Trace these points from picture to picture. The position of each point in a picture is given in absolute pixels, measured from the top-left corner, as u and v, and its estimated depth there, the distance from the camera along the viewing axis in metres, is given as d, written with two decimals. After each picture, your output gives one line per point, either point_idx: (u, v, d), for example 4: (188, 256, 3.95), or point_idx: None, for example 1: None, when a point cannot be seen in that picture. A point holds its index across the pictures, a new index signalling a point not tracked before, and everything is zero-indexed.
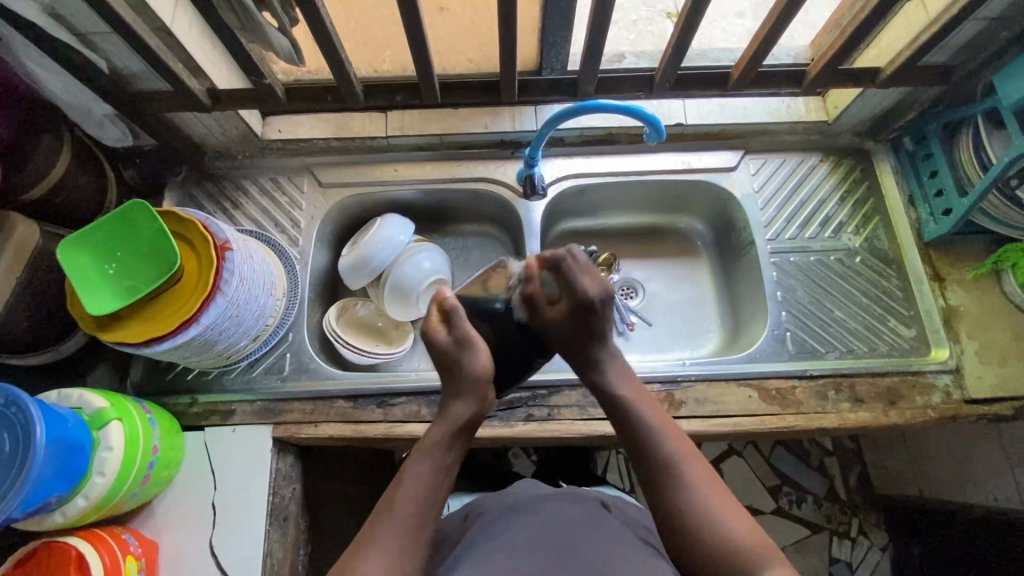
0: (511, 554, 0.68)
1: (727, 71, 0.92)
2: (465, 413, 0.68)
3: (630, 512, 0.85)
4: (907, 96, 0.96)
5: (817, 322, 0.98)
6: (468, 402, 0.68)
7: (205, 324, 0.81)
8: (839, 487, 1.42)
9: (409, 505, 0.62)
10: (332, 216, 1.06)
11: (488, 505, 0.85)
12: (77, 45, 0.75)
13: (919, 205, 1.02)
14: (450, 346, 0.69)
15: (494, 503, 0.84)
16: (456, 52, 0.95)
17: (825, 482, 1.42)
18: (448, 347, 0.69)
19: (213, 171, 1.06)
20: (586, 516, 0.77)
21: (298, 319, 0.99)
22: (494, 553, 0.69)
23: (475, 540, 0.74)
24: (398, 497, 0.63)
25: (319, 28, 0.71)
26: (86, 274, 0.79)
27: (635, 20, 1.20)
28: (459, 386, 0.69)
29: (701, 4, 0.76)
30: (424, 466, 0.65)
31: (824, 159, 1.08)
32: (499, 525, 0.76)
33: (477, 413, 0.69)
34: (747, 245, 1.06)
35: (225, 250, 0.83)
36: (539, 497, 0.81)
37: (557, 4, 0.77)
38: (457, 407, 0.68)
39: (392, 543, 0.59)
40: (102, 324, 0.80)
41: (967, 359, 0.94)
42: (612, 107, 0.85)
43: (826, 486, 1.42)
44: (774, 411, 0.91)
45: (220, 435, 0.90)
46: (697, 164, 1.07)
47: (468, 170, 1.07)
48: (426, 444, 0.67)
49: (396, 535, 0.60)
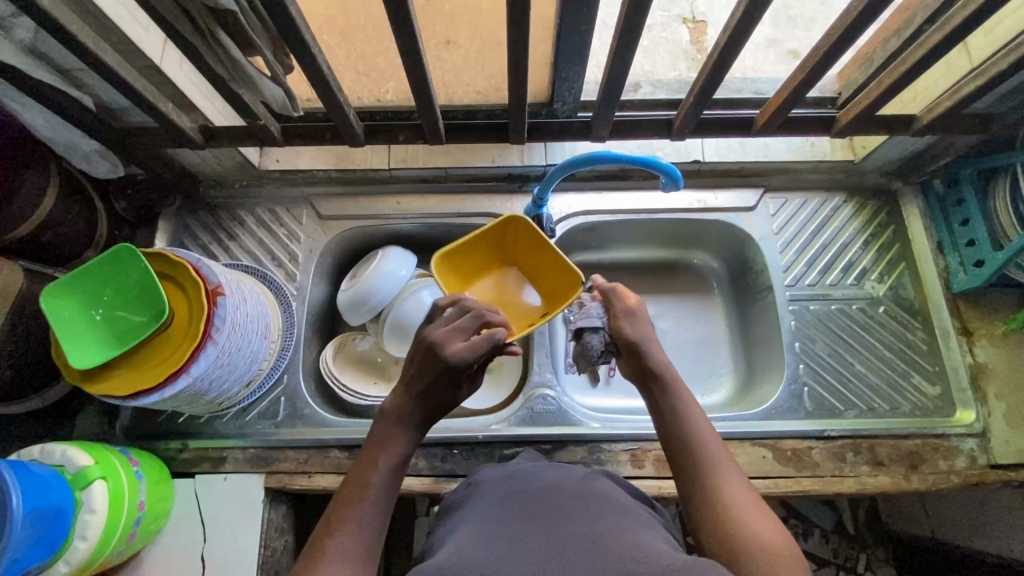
0: (501, 529, 0.57)
1: (752, 116, 0.87)
2: (406, 427, 0.65)
3: (637, 491, 0.71)
4: (938, 142, 0.90)
5: (837, 376, 0.94)
6: (411, 415, 0.65)
7: (195, 375, 0.76)
8: (847, 520, 1.29)
9: (365, 520, 0.58)
10: (332, 249, 1.02)
11: (479, 482, 0.72)
12: (63, 85, 0.71)
13: (948, 253, 0.96)
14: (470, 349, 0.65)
15: (488, 481, 0.70)
16: (463, 84, 0.89)
17: (833, 513, 1.29)
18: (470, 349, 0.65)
19: (208, 201, 1.02)
20: (584, 496, 0.63)
21: (294, 361, 0.95)
22: (483, 529, 0.58)
23: (457, 524, 0.63)
24: (354, 510, 0.59)
25: (318, 75, 0.66)
26: (72, 325, 0.75)
27: (649, 26, 1.18)
28: (409, 397, 0.66)
29: (731, 52, 0.70)
30: (378, 481, 0.61)
31: (848, 200, 1.03)
32: (489, 498, 0.65)
33: (416, 427, 0.66)
34: (764, 290, 1.01)
35: (217, 295, 0.78)
36: (536, 469, 0.70)
37: (570, 46, 0.72)
38: (398, 420, 0.65)
39: (352, 553, 0.55)
40: (91, 378, 0.76)
41: (994, 422, 0.89)
42: (628, 159, 0.80)
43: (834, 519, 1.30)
44: (789, 473, 0.87)
45: (211, 483, 0.87)
46: (713, 203, 1.02)
47: (475, 205, 1.02)
48: (373, 457, 0.62)
49: (358, 548, 0.56)
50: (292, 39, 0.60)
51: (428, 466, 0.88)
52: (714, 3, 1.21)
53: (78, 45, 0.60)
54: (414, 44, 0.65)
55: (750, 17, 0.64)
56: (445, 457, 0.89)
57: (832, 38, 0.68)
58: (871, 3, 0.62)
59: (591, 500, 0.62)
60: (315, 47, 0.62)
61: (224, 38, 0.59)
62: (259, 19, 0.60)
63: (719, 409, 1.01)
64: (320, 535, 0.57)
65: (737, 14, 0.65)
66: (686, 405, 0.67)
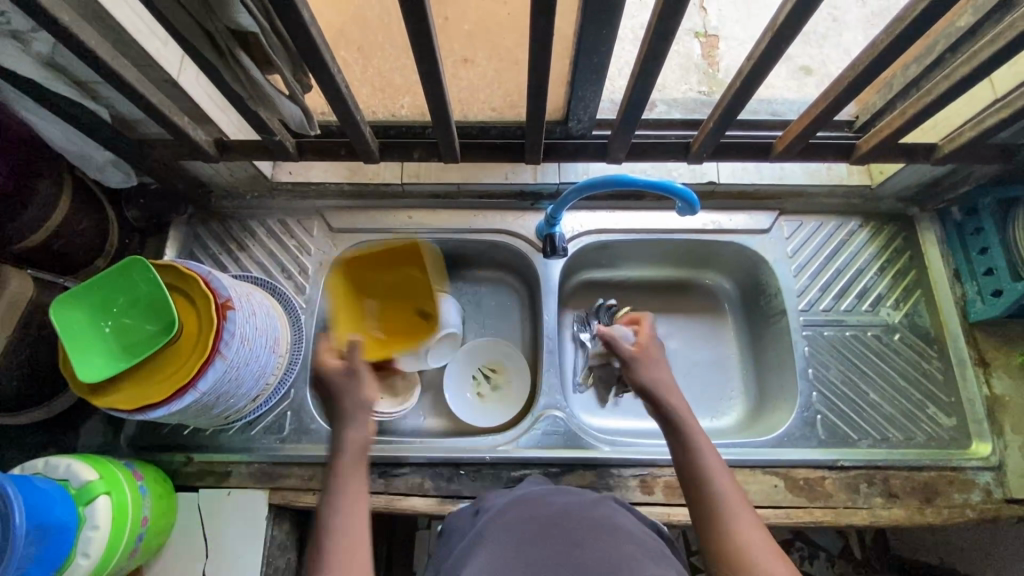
0: (517, 553, 0.56)
1: (771, 141, 0.87)
2: (358, 441, 0.68)
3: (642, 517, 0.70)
4: (959, 171, 0.89)
5: (850, 404, 0.92)
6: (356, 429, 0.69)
7: (203, 390, 0.75)
8: (854, 544, 1.23)
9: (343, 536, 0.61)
10: (342, 262, 1.02)
11: (486, 506, 0.70)
12: (81, 98, 0.71)
13: (965, 281, 0.95)
14: (339, 374, 0.72)
15: (497, 504, 0.69)
16: (478, 101, 0.88)
17: (839, 537, 1.24)
18: (335, 375, 0.72)
19: (219, 211, 1.02)
20: (591, 522, 0.62)
21: (300, 375, 0.95)
22: (501, 553, 0.57)
23: (472, 543, 0.62)
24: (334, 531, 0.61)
25: (338, 95, 0.66)
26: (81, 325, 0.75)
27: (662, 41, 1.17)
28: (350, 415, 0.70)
29: (755, 79, 0.69)
30: (347, 497, 0.64)
31: (864, 224, 1.02)
32: (503, 518, 0.64)
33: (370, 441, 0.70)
34: (777, 313, 1.00)
35: (226, 309, 0.77)
36: (545, 492, 0.69)
37: (590, 70, 0.72)
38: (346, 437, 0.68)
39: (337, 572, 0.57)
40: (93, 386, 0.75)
41: (1011, 455, 0.88)
42: (643, 183, 0.79)
43: (840, 542, 1.24)
44: (801, 503, 0.85)
45: (214, 498, 0.87)
46: (728, 225, 1.01)
47: (486, 221, 1.02)
48: (339, 477, 0.65)
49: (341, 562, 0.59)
50: (313, 61, 0.59)
51: (434, 486, 0.87)
52: (727, 17, 1.20)
53: (99, 61, 0.59)
54: (435, 67, 0.65)
55: (776, 46, 0.64)
56: (452, 477, 0.88)
57: (859, 68, 0.68)
58: (901, 35, 0.61)
59: (599, 527, 0.61)
60: (336, 68, 0.62)
61: (245, 58, 0.59)
62: (282, 40, 0.60)
63: (729, 433, 0.99)
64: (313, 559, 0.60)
65: (763, 43, 0.65)
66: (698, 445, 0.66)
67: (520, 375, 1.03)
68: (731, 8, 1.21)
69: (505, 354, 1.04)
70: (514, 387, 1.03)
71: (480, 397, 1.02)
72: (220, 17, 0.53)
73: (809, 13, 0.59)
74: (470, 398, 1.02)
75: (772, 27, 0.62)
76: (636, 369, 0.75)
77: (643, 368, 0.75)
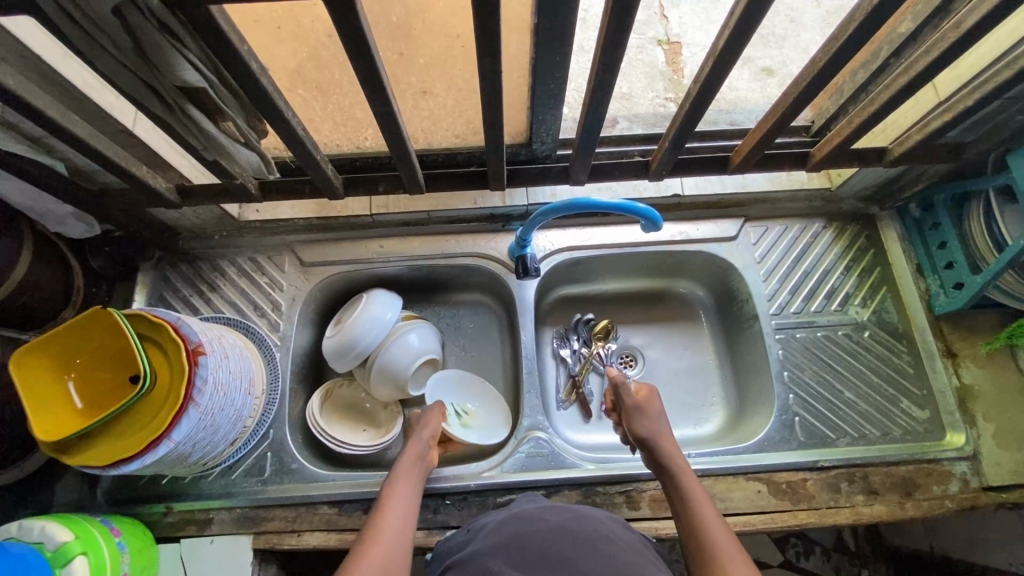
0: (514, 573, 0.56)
1: (728, 154, 0.89)
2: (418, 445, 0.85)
3: (632, 531, 0.70)
4: (911, 171, 0.92)
5: (826, 404, 0.94)
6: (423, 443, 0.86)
7: (177, 440, 0.73)
8: (848, 535, 1.23)
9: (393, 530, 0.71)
10: (316, 296, 1.01)
11: (485, 523, 0.70)
12: (34, 154, 0.71)
13: (928, 275, 0.98)
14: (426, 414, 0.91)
15: (495, 522, 0.69)
16: (442, 129, 0.89)
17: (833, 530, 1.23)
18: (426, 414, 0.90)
19: (187, 252, 1.01)
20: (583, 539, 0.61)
21: (279, 415, 0.93)
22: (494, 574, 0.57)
23: (463, 571, 0.61)
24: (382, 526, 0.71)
25: (294, 137, 0.66)
26: (84, 327, 0.74)
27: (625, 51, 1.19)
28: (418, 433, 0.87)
29: (705, 98, 0.71)
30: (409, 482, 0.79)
31: (827, 226, 1.04)
32: (496, 536, 0.64)
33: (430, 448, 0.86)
34: (750, 319, 1.01)
35: (198, 355, 0.75)
36: (541, 509, 0.68)
37: (546, 94, 0.73)
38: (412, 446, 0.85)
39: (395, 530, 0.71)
40: (21, 364, 0.71)
41: (984, 444, 0.90)
42: (608, 206, 0.80)
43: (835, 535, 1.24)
44: (785, 507, 0.87)
45: (198, 546, 0.86)
46: (695, 234, 1.02)
47: (459, 245, 1.03)
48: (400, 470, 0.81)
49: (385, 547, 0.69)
50: (265, 108, 0.59)
51: (422, 518, 0.87)
52: (688, 23, 1.23)
53: (51, 122, 0.59)
54: (389, 106, 0.65)
55: (721, 67, 0.66)
56: (438, 508, 0.87)
57: (802, 83, 0.70)
58: (837, 53, 0.63)
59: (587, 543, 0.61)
60: (290, 113, 0.62)
61: (194, 110, 0.59)
62: (233, 90, 0.60)
63: (712, 440, 1.00)
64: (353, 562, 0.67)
65: (708, 66, 0.67)
66: (686, 484, 0.75)
67: (495, 411, 1.01)
68: (692, 15, 1.24)
69: (478, 394, 1.02)
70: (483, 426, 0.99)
71: (449, 423, 0.95)
72: (165, 75, 0.53)
73: (745, 38, 0.61)
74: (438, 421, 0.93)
75: (716, 50, 0.64)
76: (638, 419, 0.84)
77: (643, 421, 0.83)
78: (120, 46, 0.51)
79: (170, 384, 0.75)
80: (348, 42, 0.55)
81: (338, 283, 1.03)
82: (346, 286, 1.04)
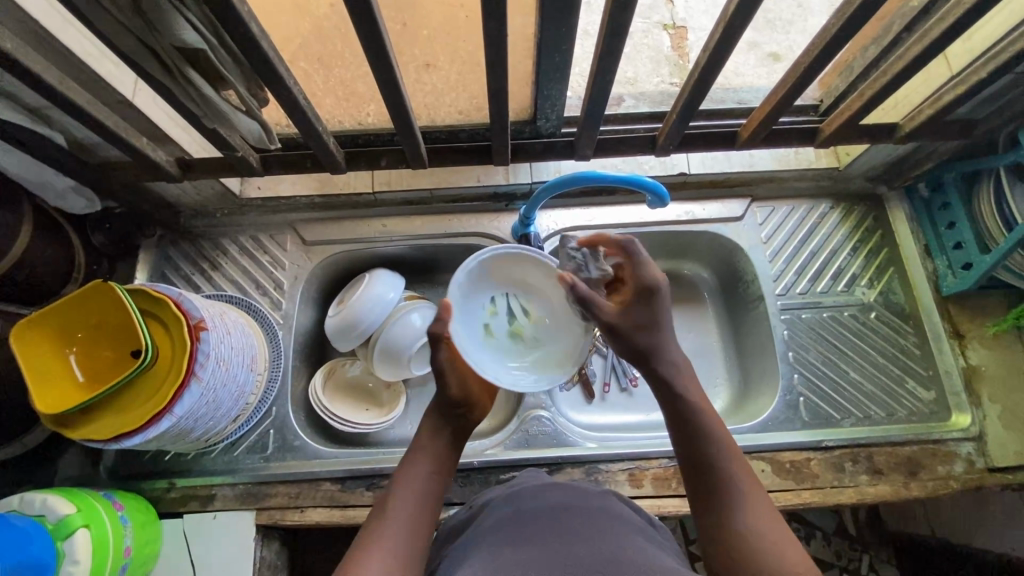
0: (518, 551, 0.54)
1: (736, 130, 0.88)
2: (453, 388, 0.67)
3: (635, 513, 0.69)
4: (922, 149, 0.91)
5: (831, 385, 0.93)
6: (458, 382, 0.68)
7: (179, 414, 0.73)
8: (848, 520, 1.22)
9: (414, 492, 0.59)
10: (318, 275, 1.00)
11: (491, 499, 0.70)
12: (33, 124, 0.70)
13: (936, 256, 0.97)
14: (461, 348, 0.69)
15: (501, 497, 0.68)
16: (445, 105, 0.88)
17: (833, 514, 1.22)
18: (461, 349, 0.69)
19: (189, 230, 1.01)
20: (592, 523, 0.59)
21: (281, 392, 0.93)
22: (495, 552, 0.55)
23: (467, 545, 0.61)
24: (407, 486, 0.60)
25: (296, 106, 0.65)
26: (84, 300, 0.74)
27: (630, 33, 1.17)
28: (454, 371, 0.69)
29: (712, 71, 0.70)
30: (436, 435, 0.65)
31: (835, 206, 1.03)
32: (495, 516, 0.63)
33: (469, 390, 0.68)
34: (755, 299, 1.00)
35: (199, 330, 0.75)
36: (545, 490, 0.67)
37: (551, 68, 0.72)
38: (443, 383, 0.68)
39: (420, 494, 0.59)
40: (21, 337, 0.71)
41: (990, 425, 0.89)
42: (611, 178, 0.78)
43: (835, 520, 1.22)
44: (789, 486, 0.86)
45: (200, 522, 0.86)
46: (701, 214, 1.01)
47: (462, 224, 1.02)
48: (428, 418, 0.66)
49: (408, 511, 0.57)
50: (266, 74, 0.58)
51: None
52: (693, 7, 1.21)
53: (49, 88, 0.58)
54: (392, 75, 0.64)
55: (730, 37, 0.64)
56: None
57: (813, 54, 0.68)
58: (850, 19, 0.62)
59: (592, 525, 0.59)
60: (292, 81, 0.61)
61: (194, 76, 0.58)
62: (233, 55, 0.59)
63: None
64: (366, 529, 0.57)
65: (716, 37, 0.65)
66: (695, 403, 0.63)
67: (566, 315, 0.76)
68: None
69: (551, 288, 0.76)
70: (545, 332, 0.77)
71: (494, 334, 0.75)
72: (164, 36, 0.52)
73: (755, 7, 0.59)
74: (476, 324, 0.74)
75: (724, 19, 0.63)
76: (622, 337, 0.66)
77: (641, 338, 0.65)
78: (118, 6, 0.50)
79: (171, 358, 0.74)
80: (350, 5, 0.53)
81: (340, 263, 1.02)
82: (348, 266, 1.03)
